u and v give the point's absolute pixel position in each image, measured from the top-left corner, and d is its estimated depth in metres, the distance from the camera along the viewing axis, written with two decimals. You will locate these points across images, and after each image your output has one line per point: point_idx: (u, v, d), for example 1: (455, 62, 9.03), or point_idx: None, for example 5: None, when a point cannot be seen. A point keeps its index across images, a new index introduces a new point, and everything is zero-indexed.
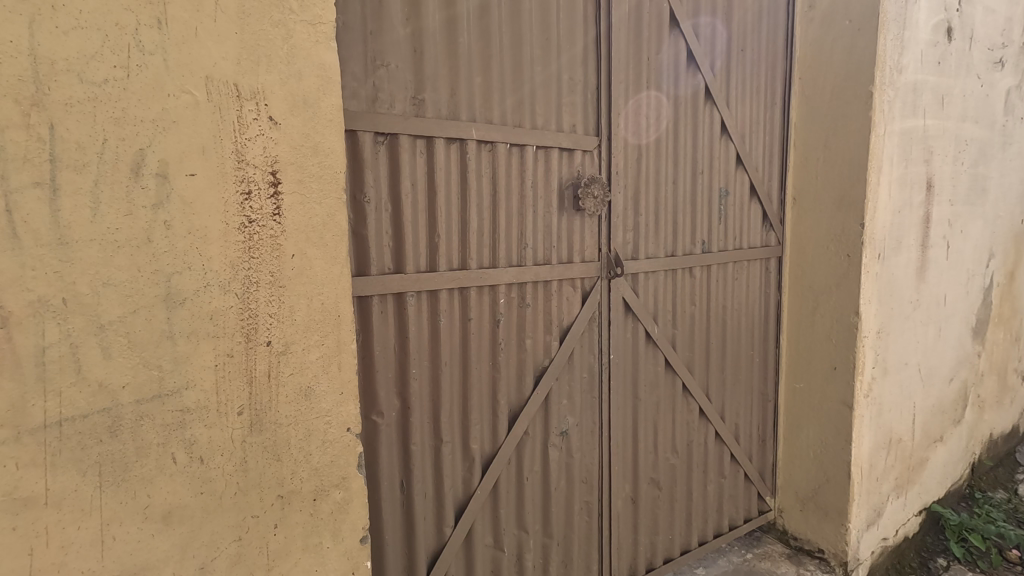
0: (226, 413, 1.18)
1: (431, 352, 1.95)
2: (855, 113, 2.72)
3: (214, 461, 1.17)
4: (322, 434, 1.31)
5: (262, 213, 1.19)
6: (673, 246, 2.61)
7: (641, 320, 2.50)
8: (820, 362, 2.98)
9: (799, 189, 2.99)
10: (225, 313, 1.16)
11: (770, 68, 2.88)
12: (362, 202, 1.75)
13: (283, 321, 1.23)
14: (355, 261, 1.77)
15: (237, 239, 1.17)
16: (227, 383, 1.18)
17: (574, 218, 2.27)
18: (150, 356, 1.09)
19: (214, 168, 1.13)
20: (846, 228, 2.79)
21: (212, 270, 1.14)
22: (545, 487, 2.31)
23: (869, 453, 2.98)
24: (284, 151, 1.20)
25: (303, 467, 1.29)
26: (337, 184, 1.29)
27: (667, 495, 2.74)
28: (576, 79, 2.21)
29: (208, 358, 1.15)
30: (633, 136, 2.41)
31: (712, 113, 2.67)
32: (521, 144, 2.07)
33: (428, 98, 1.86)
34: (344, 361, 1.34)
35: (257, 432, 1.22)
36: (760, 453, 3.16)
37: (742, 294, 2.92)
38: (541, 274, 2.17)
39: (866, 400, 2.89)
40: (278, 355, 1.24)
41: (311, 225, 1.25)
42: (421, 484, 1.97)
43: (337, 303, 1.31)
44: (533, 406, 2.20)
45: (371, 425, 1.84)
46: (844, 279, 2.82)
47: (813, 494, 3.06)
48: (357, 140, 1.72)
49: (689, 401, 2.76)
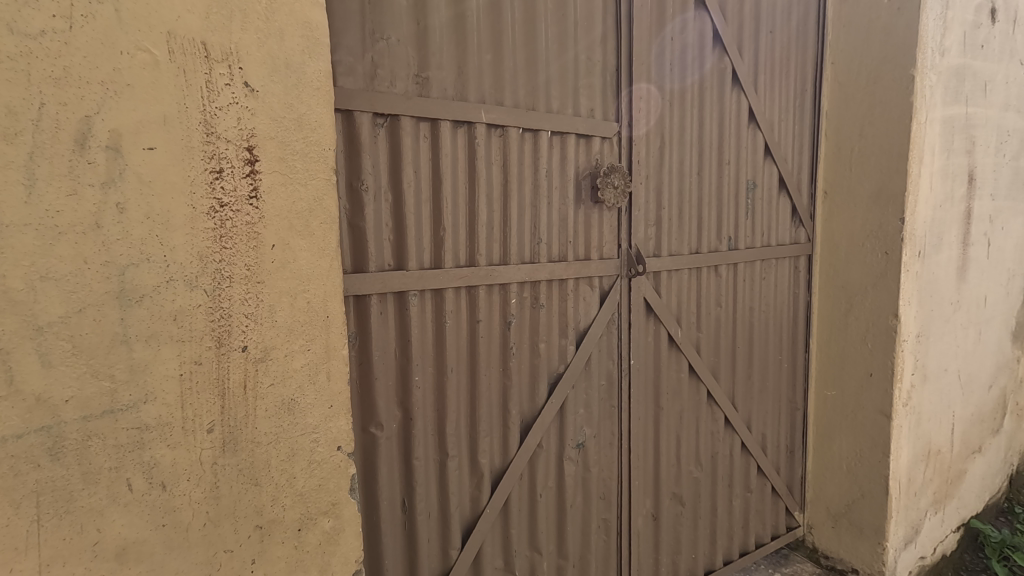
0: (193, 431, 1.01)
1: (436, 357, 1.77)
2: (894, 100, 2.51)
3: (179, 487, 1.00)
4: (308, 454, 1.14)
5: (236, 195, 1.01)
6: (698, 243, 2.41)
7: (664, 322, 2.31)
8: (854, 367, 2.77)
9: (832, 182, 2.78)
10: (193, 313, 0.99)
11: (801, 51, 2.68)
12: (360, 191, 1.58)
13: (261, 323, 1.06)
14: (352, 256, 1.60)
15: (206, 226, 0.99)
16: (194, 396, 1.00)
17: (592, 211, 2.08)
18: (100, 365, 0.92)
19: (177, 142, 0.95)
20: (884, 223, 2.58)
21: (176, 262, 0.97)
22: (560, 505, 2.12)
23: (907, 466, 2.77)
24: (262, 124, 1.03)
25: (285, 493, 1.11)
26: (325, 164, 1.11)
27: (690, 512, 2.54)
28: (594, 60, 2.03)
29: (172, 367, 0.98)
30: (656, 123, 2.22)
31: (739, 99, 2.48)
32: (535, 129, 1.89)
33: (433, 76, 1.68)
34: (334, 369, 1.16)
35: (231, 453, 1.05)
36: (788, 465, 2.95)
37: (770, 295, 2.72)
38: (556, 272, 1.98)
39: (905, 409, 2.68)
40: (256, 363, 1.06)
41: (294, 211, 1.07)
42: (424, 503, 1.79)
43: (325, 302, 1.13)
44: (548, 416, 2.02)
45: (368, 439, 1.66)
46: (881, 278, 2.61)
47: (846, 509, 2.85)
48: (354, 122, 1.55)
49: (714, 410, 2.56)
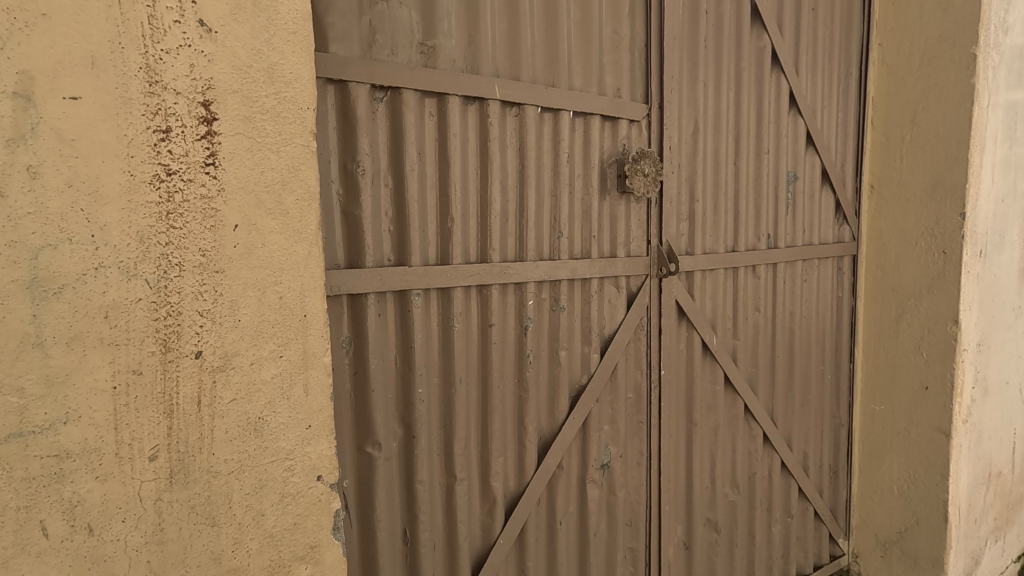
0: (131, 460, 0.80)
1: (442, 366, 1.55)
2: (952, 81, 2.26)
3: (111, 531, 0.79)
4: (280, 486, 0.92)
5: (188, 161, 0.81)
6: (734, 240, 2.18)
7: (697, 328, 2.07)
8: (906, 379, 2.50)
9: (878, 175, 2.53)
10: (130, 309, 0.78)
11: (845, 30, 2.43)
12: (355, 175, 1.37)
13: (220, 325, 0.84)
14: (347, 250, 1.40)
15: (149, 199, 0.78)
16: (132, 415, 0.79)
17: (618, 204, 1.86)
18: (4, 376, 0.71)
19: (109, 91, 0.75)
20: (941, 220, 2.33)
21: (108, 244, 0.76)
22: (582, 534, 1.88)
23: (967, 490, 2.48)
24: (222, 73, 0.82)
25: (250, 535, 0.89)
26: (303, 126, 0.90)
27: (726, 539, 2.28)
28: (622, 33, 1.82)
29: (101, 378, 0.77)
30: (689, 106, 2.00)
31: (779, 81, 2.24)
32: (556, 109, 1.68)
33: (440, 45, 1.48)
34: (313, 381, 0.94)
35: (181, 487, 0.83)
36: (832, 488, 2.67)
37: (812, 298, 2.47)
38: (578, 271, 1.76)
39: (964, 427, 2.40)
40: (213, 373, 0.84)
41: (262, 183, 0.86)
42: (429, 534, 1.56)
43: (302, 298, 0.91)
44: (569, 434, 1.78)
45: (365, 460, 1.45)
46: (938, 281, 2.35)
47: (898, 537, 2.56)
48: (349, 94, 1.35)
49: (751, 425, 2.31)
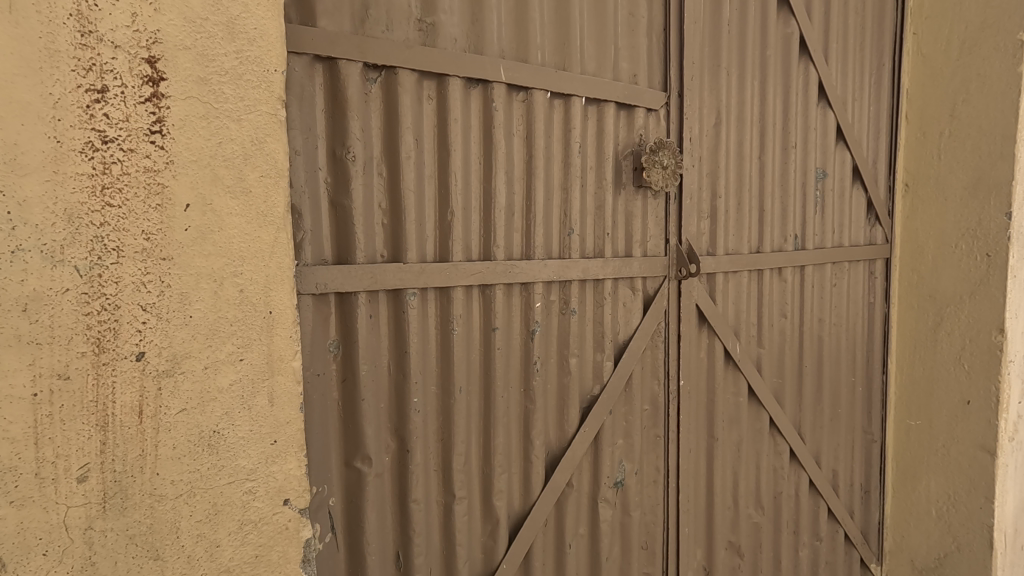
0: (55, 481, 0.67)
1: (441, 373, 1.41)
2: (998, 71, 2.10)
3: (29, 566, 0.66)
4: (239, 513, 0.78)
5: (130, 128, 0.68)
6: (759, 241, 2.02)
7: (720, 334, 1.91)
8: (945, 392, 2.31)
9: (913, 172, 2.36)
10: (55, 302, 0.66)
11: (877, 18, 2.28)
12: (345, 161, 1.25)
13: (168, 322, 0.72)
14: (335, 245, 1.27)
15: (79, 171, 0.66)
16: (57, 428, 0.67)
17: (634, 199, 1.72)
18: None
19: (31, 41, 0.63)
20: (984, 220, 2.16)
21: (29, 224, 0.64)
22: (594, 558, 1.72)
23: (1013, 514, 2.28)
24: (172, 26, 0.70)
25: (203, 569, 0.76)
26: (269, 93, 0.77)
27: (750, 564, 2.10)
28: (638, 16, 1.69)
29: (19, 383, 0.64)
30: (711, 94, 1.85)
31: (808, 71, 2.09)
32: (567, 95, 1.55)
33: (441, 21, 1.35)
34: (279, 390, 0.81)
35: (117, 513, 0.70)
36: (863, 509, 2.48)
37: (843, 304, 2.30)
38: (591, 271, 1.62)
39: (1011, 445, 2.21)
40: (157, 378, 0.72)
41: (219, 156, 0.74)
42: (425, 559, 1.41)
43: (268, 293, 0.79)
44: (580, 449, 1.63)
45: (354, 477, 1.31)
46: (981, 285, 2.17)
47: (937, 564, 2.36)
48: (339, 73, 1.22)
49: (777, 440, 2.14)
